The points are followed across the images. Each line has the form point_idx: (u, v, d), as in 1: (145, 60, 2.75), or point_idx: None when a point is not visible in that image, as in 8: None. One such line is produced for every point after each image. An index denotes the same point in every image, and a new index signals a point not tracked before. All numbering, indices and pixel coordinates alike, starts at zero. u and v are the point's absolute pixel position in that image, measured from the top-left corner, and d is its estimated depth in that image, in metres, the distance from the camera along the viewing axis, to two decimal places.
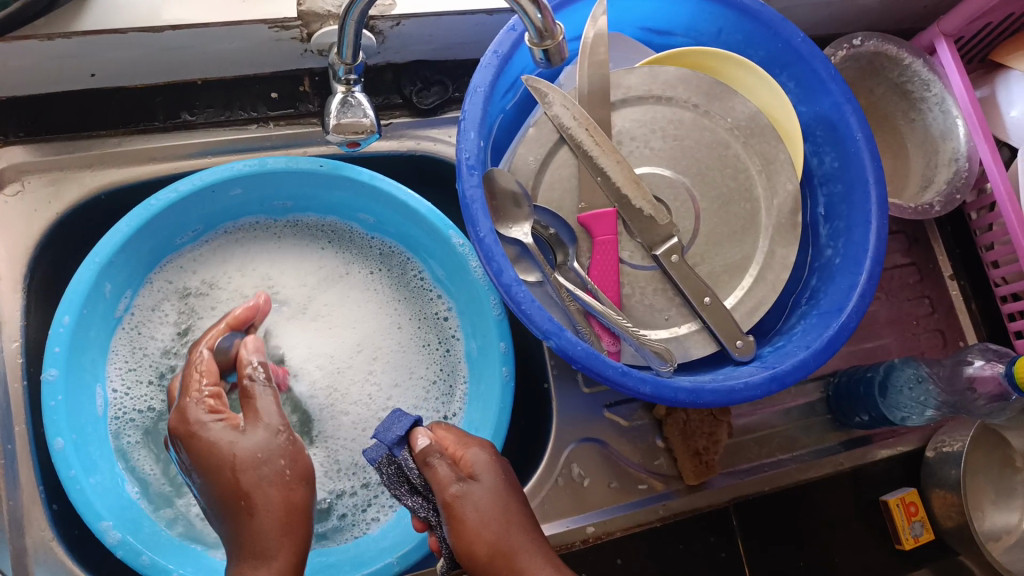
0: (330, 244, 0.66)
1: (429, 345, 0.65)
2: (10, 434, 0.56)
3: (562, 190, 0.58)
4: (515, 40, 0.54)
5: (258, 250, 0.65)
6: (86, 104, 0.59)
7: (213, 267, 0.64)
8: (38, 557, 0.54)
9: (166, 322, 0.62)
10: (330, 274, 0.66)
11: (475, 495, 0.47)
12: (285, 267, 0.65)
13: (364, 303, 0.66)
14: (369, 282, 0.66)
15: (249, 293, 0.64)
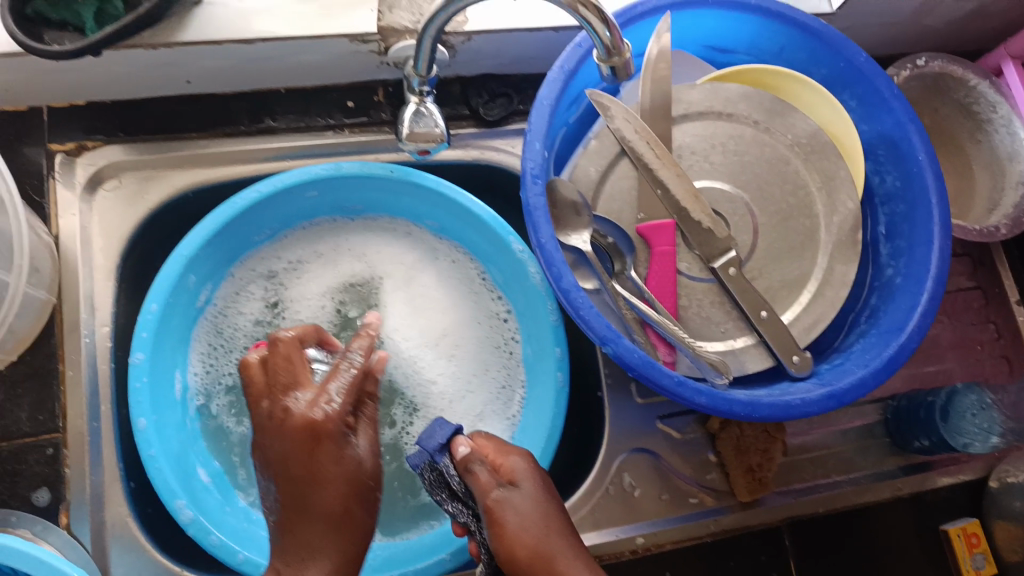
0: (408, 242, 0.69)
1: (493, 348, 0.67)
2: (96, 413, 0.59)
3: (622, 201, 0.60)
4: (582, 56, 0.56)
5: (344, 243, 0.69)
6: (179, 109, 0.64)
7: (299, 255, 0.68)
8: (115, 530, 0.58)
9: (246, 316, 0.66)
10: (407, 272, 0.69)
11: (514, 500, 0.49)
12: (365, 262, 0.69)
13: (435, 303, 0.69)
14: (441, 282, 0.69)
15: (329, 282, 0.68)
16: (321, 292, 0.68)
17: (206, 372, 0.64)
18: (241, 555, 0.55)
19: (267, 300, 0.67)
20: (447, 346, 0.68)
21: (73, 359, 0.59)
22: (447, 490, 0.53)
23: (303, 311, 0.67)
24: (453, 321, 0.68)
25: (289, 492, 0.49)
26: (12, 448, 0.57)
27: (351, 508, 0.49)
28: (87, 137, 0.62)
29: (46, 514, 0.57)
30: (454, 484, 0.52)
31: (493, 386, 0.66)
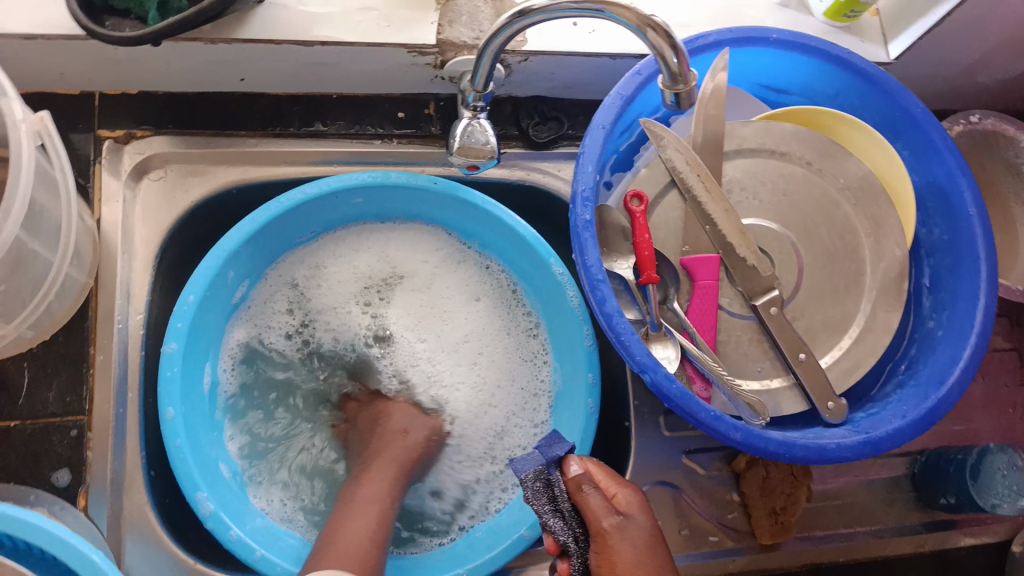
0: (447, 250, 0.69)
1: (518, 372, 0.67)
2: (123, 400, 0.59)
3: (667, 232, 0.59)
4: (640, 84, 0.56)
5: (382, 244, 0.68)
6: (231, 107, 0.64)
7: (334, 251, 0.67)
8: (133, 518, 0.57)
9: (276, 312, 0.66)
10: (440, 281, 0.69)
11: (629, 533, 0.47)
12: (394, 265, 0.68)
13: (462, 320, 0.68)
14: (476, 298, 0.69)
15: (358, 280, 0.68)
16: (350, 291, 0.67)
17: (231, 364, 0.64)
18: (257, 553, 0.55)
19: (295, 294, 0.67)
20: (468, 364, 0.67)
21: (104, 345, 0.59)
22: (548, 502, 0.50)
23: (329, 310, 0.67)
24: (482, 326, 0.68)
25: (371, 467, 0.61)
26: (37, 427, 0.56)
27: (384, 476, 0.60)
28: (136, 127, 0.62)
29: (65, 495, 0.56)
30: (567, 499, 0.50)
31: (514, 407, 0.67)
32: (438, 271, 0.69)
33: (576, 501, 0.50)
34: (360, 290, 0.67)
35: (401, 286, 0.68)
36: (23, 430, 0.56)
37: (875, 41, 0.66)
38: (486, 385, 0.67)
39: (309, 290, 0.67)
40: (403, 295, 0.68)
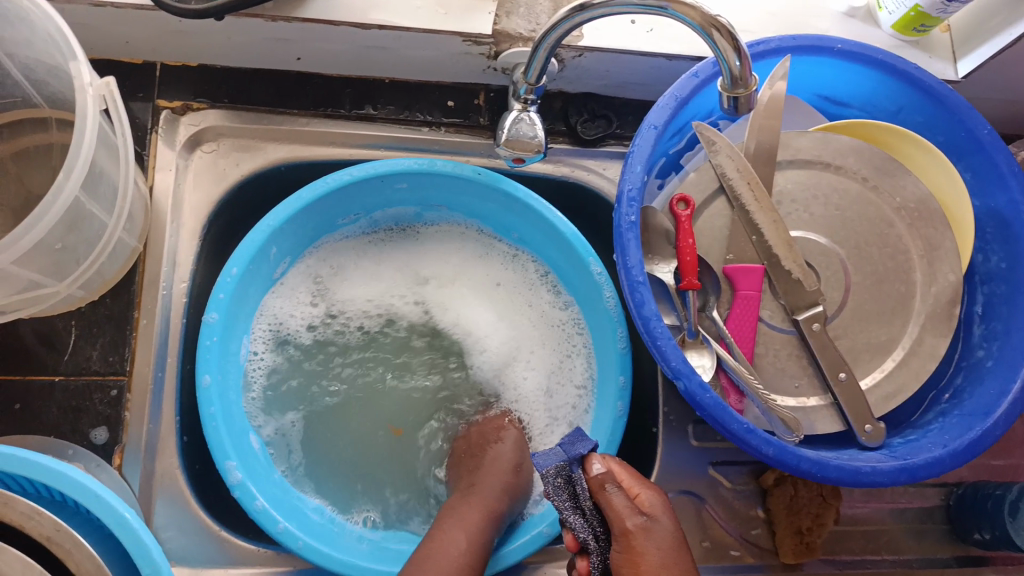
0: (472, 247, 0.70)
1: (549, 361, 0.67)
2: (163, 364, 0.60)
3: (712, 239, 0.58)
4: (695, 87, 0.55)
5: (405, 241, 0.70)
6: (286, 85, 0.65)
7: (360, 245, 0.69)
8: (163, 480, 0.59)
9: (308, 298, 0.67)
10: (463, 277, 0.70)
11: (655, 534, 0.47)
12: (429, 258, 0.70)
13: (490, 309, 0.69)
14: (501, 292, 0.69)
15: (394, 270, 0.70)
16: (376, 285, 0.69)
17: (264, 346, 0.65)
18: (281, 526, 0.55)
19: (322, 283, 0.67)
20: (497, 356, 0.68)
21: (148, 309, 0.60)
22: (569, 500, 0.50)
23: (356, 302, 0.68)
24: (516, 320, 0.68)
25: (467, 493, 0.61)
26: (79, 384, 0.58)
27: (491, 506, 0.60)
28: (194, 98, 0.63)
29: (101, 453, 0.57)
30: (589, 498, 0.50)
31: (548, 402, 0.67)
32: (474, 264, 0.70)
33: (598, 499, 0.50)
34: (396, 279, 0.69)
35: (425, 281, 0.70)
36: (67, 386, 0.58)
37: (943, 57, 0.64)
38: (520, 379, 0.68)
39: (344, 278, 0.68)
40: (427, 291, 0.69)
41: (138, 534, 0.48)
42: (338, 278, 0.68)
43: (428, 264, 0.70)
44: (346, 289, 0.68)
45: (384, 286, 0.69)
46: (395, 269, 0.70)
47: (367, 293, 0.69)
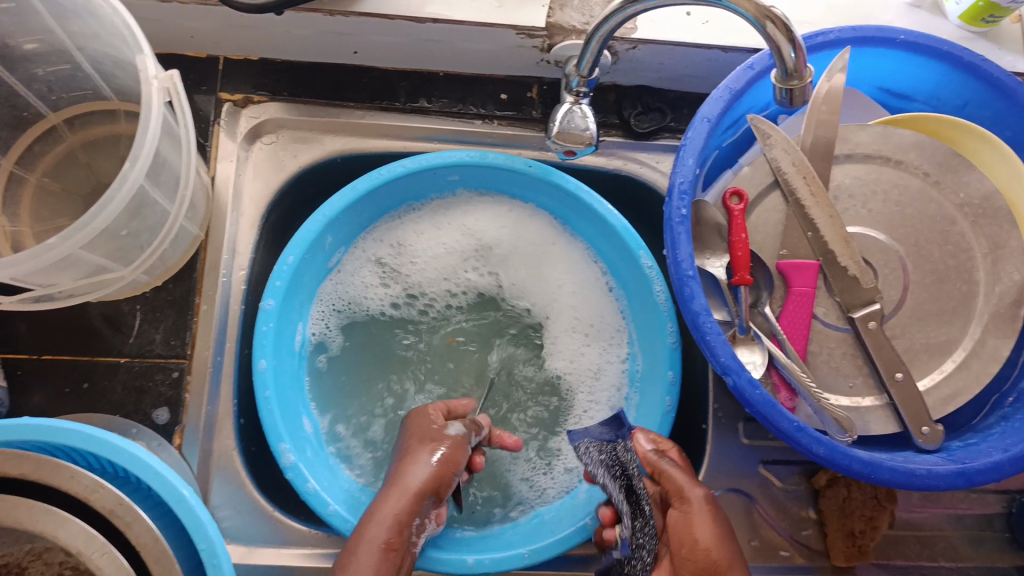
0: (546, 235, 0.68)
1: (610, 360, 0.66)
2: (221, 348, 0.62)
3: (766, 234, 0.57)
4: (751, 79, 0.54)
5: (478, 223, 0.68)
6: (343, 79, 0.66)
7: (436, 225, 0.68)
8: (220, 460, 0.61)
9: (368, 276, 0.68)
10: (538, 269, 0.68)
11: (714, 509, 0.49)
12: (483, 233, 0.68)
13: (547, 283, 0.68)
14: (572, 290, 0.68)
15: (451, 244, 0.69)
16: (446, 266, 0.69)
17: (327, 323, 0.67)
18: (331, 508, 0.57)
19: (394, 265, 0.68)
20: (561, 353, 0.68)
21: (209, 295, 0.62)
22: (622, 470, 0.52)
23: (429, 289, 0.69)
24: (574, 297, 0.68)
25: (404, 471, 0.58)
26: (142, 365, 0.60)
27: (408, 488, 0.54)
28: (254, 91, 0.65)
29: (163, 433, 0.59)
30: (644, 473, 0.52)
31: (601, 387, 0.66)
32: (529, 239, 0.68)
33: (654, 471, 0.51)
34: (454, 253, 0.69)
35: (499, 274, 0.69)
36: (131, 366, 0.60)
37: (1014, 50, 0.62)
38: (576, 356, 0.67)
39: (402, 255, 0.68)
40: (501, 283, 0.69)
41: (191, 507, 0.49)
42: (396, 257, 0.68)
43: (485, 237, 0.68)
44: (406, 264, 0.68)
45: (442, 260, 0.69)
46: (452, 243, 0.69)
47: (427, 267, 0.68)
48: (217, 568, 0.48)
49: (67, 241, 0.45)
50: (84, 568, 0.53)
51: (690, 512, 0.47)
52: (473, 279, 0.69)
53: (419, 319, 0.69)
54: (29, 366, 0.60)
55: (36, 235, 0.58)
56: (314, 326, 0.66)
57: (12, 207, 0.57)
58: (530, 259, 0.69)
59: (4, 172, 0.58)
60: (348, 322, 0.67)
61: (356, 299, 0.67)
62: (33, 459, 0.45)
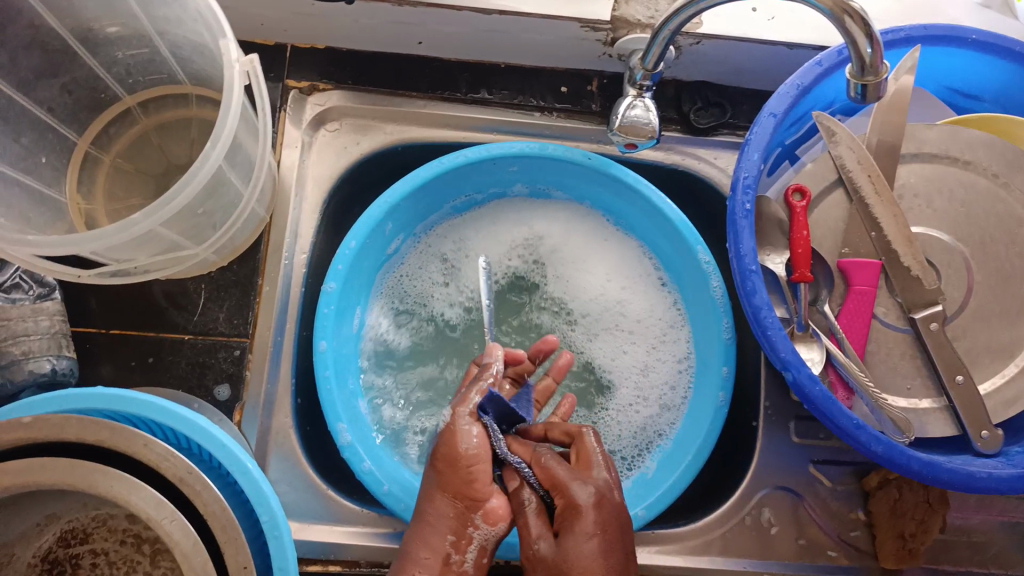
0: (597, 231, 0.70)
1: (660, 355, 0.66)
2: (282, 328, 0.64)
3: (826, 231, 0.57)
4: (817, 76, 0.54)
5: (532, 222, 0.70)
6: (406, 68, 0.67)
7: (492, 223, 0.70)
8: (277, 438, 0.62)
9: (422, 267, 0.69)
10: (588, 265, 0.69)
11: (590, 516, 0.46)
12: (533, 231, 0.70)
13: (597, 276, 0.69)
14: (621, 285, 0.68)
15: (504, 238, 0.70)
16: (498, 259, 0.70)
17: (384, 311, 0.68)
18: (386, 489, 0.57)
19: (448, 260, 0.70)
20: (611, 349, 0.67)
21: (272, 276, 0.63)
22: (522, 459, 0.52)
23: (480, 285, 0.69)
24: (624, 291, 0.68)
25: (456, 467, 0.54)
26: (205, 342, 0.62)
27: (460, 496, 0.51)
28: (320, 79, 0.67)
29: (223, 408, 0.61)
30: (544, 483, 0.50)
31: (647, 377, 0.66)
32: (581, 236, 0.70)
33: (557, 481, 0.49)
34: (506, 246, 0.70)
35: (550, 268, 0.70)
36: (195, 343, 0.62)
37: None
38: (623, 349, 0.67)
39: (456, 249, 0.70)
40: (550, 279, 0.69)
41: (255, 479, 0.50)
42: (450, 250, 0.70)
43: (538, 232, 0.70)
44: (459, 256, 0.70)
45: (494, 252, 0.70)
46: (505, 237, 0.70)
47: (478, 259, 0.70)
48: (277, 539, 0.49)
49: (152, 217, 0.47)
50: (147, 536, 0.54)
51: (577, 529, 0.45)
52: (523, 271, 0.70)
53: (466, 308, 0.69)
54: (97, 339, 0.62)
55: (109, 214, 0.60)
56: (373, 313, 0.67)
57: (87, 186, 0.60)
58: (580, 254, 0.69)
59: (80, 151, 0.60)
60: (400, 308, 0.68)
61: (409, 287, 0.69)
62: (109, 428, 0.46)
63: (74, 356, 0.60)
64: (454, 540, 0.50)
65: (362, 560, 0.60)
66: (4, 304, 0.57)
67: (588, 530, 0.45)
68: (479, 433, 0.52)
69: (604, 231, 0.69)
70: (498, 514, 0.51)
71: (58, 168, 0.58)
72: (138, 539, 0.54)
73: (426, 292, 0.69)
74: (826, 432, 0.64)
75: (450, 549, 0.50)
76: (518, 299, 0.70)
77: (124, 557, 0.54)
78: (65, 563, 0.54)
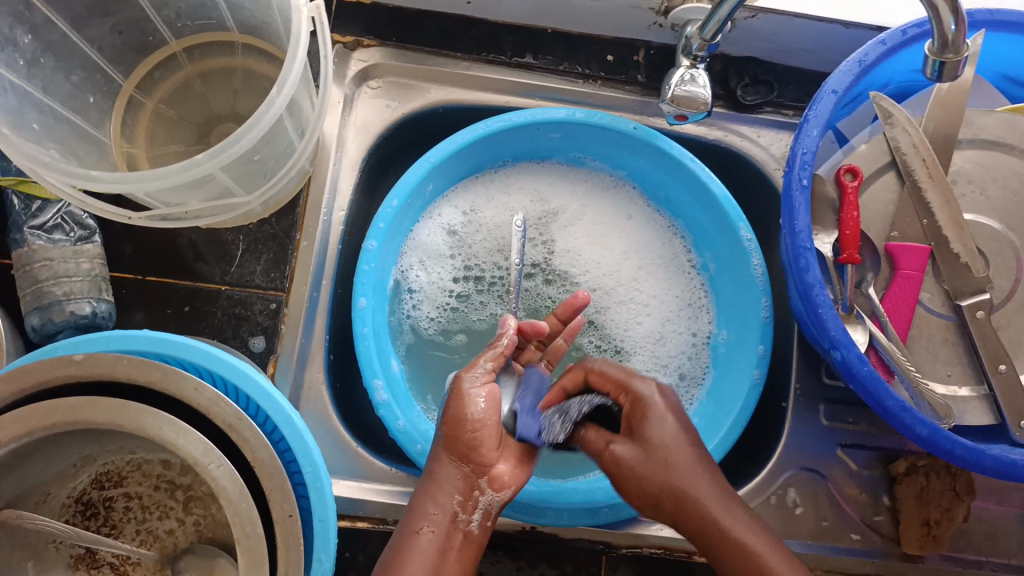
0: (614, 204, 0.69)
1: (674, 328, 0.66)
2: (318, 285, 0.63)
3: (874, 214, 0.57)
4: (881, 55, 0.54)
5: (546, 192, 0.69)
6: (453, 29, 0.66)
7: (505, 192, 0.69)
8: (309, 393, 0.62)
9: (440, 227, 0.67)
10: (604, 240, 0.68)
11: (653, 411, 0.50)
12: (551, 199, 0.69)
13: (614, 248, 0.68)
14: (640, 261, 0.68)
15: (522, 203, 0.69)
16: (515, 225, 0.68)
17: (413, 260, 0.66)
18: (418, 449, 0.57)
19: (459, 234, 0.67)
20: (623, 321, 0.67)
21: (310, 230, 0.63)
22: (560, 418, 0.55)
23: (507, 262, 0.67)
24: (643, 263, 0.68)
25: (451, 434, 0.51)
26: (242, 293, 0.62)
27: (470, 460, 0.50)
28: (365, 35, 0.66)
29: (258, 359, 0.61)
30: (606, 388, 0.54)
31: (661, 350, 0.66)
32: (602, 207, 0.69)
33: (616, 382, 0.53)
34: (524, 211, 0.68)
35: (568, 236, 0.68)
36: (231, 294, 0.61)
37: None
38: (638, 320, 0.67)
39: (474, 212, 0.68)
40: (561, 254, 0.68)
41: (299, 429, 0.50)
42: (469, 212, 0.68)
43: (558, 200, 0.69)
44: (475, 219, 0.68)
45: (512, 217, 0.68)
46: (524, 202, 0.69)
47: (496, 223, 0.68)
48: (319, 490, 0.49)
49: (216, 158, 0.47)
50: (182, 482, 0.53)
51: (650, 416, 0.50)
52: (541, 238, 0.68)
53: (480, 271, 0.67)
54: (132, 285, 0.61)
55: (151, 159, 0.59)
56: (403, 261, 0.66)
57: (130, 129, 0.59)
58: (599, 223, 0.69)
59: (125, 95, 0.59)
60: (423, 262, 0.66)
61: (427, 247, 0.67)
62: (161, 369, 0.46)
63: (112, 301, 0.60)
64: (461, 501, 0.50)
65: (389, 518, 0.60)
66: (45, 244, 0.57)
67: (661, 413, 0.50)
68: (485, 399, 0.52)
69: (630, 205, 0.69)
70: (504, 481, 0.51)
71: (105, 109, 0.58)
72: (172, 484, 0.53)
73: (440, 254, 0.67)
74: (855, 416, 0.63)
75: (458, 510, 0.50)
76: (531, 268, 0.68)
77: (157, 502, 0.53)
78: (99, 505, 0.53)
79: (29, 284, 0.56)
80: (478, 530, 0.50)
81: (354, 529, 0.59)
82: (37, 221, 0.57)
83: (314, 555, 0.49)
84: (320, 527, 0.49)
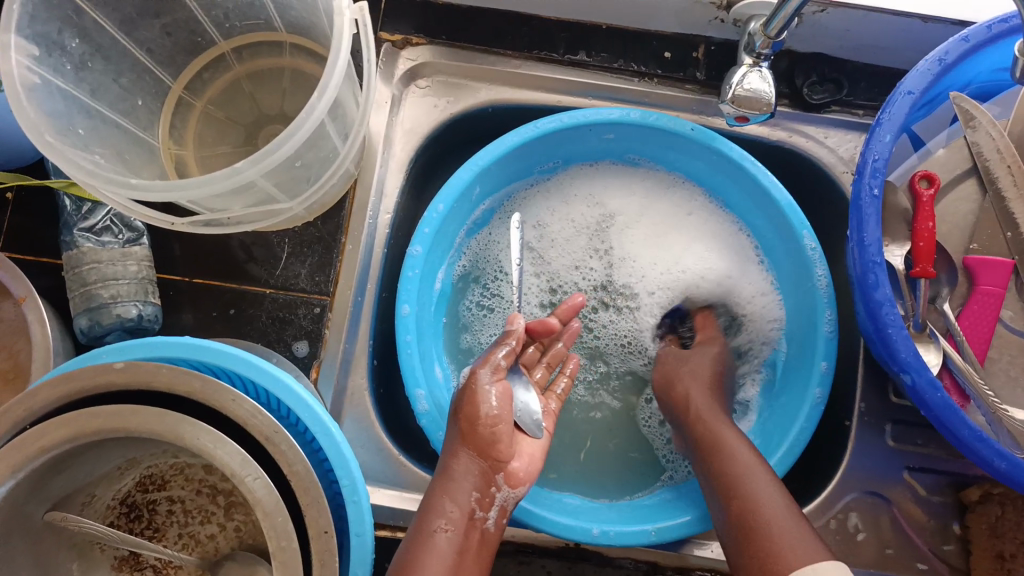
0: (674, 206, 0.66)
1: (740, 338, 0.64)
2: (363, 289, 0.62)
3: (954, 225, 0.54)
4: (964, 53, 0.50)
5: (601, 197, 0.67)
6: (504, 26, 0.64)
7: (563, 202, 0.67)
8: (352, 398, 0.61)
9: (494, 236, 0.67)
10: (664, 244, 0.65)
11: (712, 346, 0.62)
12: (607, 203, 0.66)
13: (674, 252, 0.65)
14: (702, 265, 0.64)
15: (577, 209, 0.67)
16: (570, 231, 0.66)
17: (469, 268, 0.66)
18: None
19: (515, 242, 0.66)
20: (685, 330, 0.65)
21: (356, 234, 0.62)
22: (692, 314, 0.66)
23: (565, 271, 0.66)
24: (707, 269, 0.64)
25: (467, 433, 0.51)
26: (287, 297, 0.61)
27: (485, 456, 0.51)
28: (415, 33, 0.64)
29: (301, 364, 0.60)
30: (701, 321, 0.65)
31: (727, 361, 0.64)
32: (662, 210, 0.66)
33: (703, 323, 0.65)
34: (579, 217, 0.66)
35: (625, 241, 0.66)
36: (276, 298, 0.61)
37: None
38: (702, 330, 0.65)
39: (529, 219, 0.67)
40: (619, 261, 0.66)
41: (337, 441, 0.48)
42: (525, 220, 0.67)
43: (614, 204, 0.66)
44: (531, 227, 0.67)
45: (567, 224, 0.67)
46: (579, 208, 0.67)
47: (551, 231, 0.67)
48: (356, 503, 0.48)
49: (256, 165, 0.46)
50: (223, 487, 0.53)
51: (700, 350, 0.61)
52: (597, 244, 0.66)
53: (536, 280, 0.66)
54: (180, 287, 0.61)
55: (198, 160, 0.59)
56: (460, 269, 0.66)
57: (178, 130, 0.59)
58: (658, 227, 0.66)
59: (173, 95, 0.59)
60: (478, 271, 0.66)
61: (483, 255, 0.67)
62: (201, 379, 0.44)
63: (159, 304, 0.60)
64: (479, 498, 0.50)
65: None
66: (94, 247, 0.57)
67: (706, 350, 0.61)
68: (498, 396, 0.52)
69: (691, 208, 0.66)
70: (518, 477, 0.53)
71: (153, 111, 0.58)
72: (214, 490, 0.53)
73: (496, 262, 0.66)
74: (924, 438, 0.59)
75: (476, 507, 0.50)
76: (587, 276, 0.66)
77: (199, 507, 0.53)
78: (142, 509, 0.52)
79: (80, 286, 0.56)
80: (493, 527, 0.51)
81: (395, 539, 0.58)
82: (87, 223, 0.58)
83: (350, 568, 0.48)
84: (357, 542, 0.47)
